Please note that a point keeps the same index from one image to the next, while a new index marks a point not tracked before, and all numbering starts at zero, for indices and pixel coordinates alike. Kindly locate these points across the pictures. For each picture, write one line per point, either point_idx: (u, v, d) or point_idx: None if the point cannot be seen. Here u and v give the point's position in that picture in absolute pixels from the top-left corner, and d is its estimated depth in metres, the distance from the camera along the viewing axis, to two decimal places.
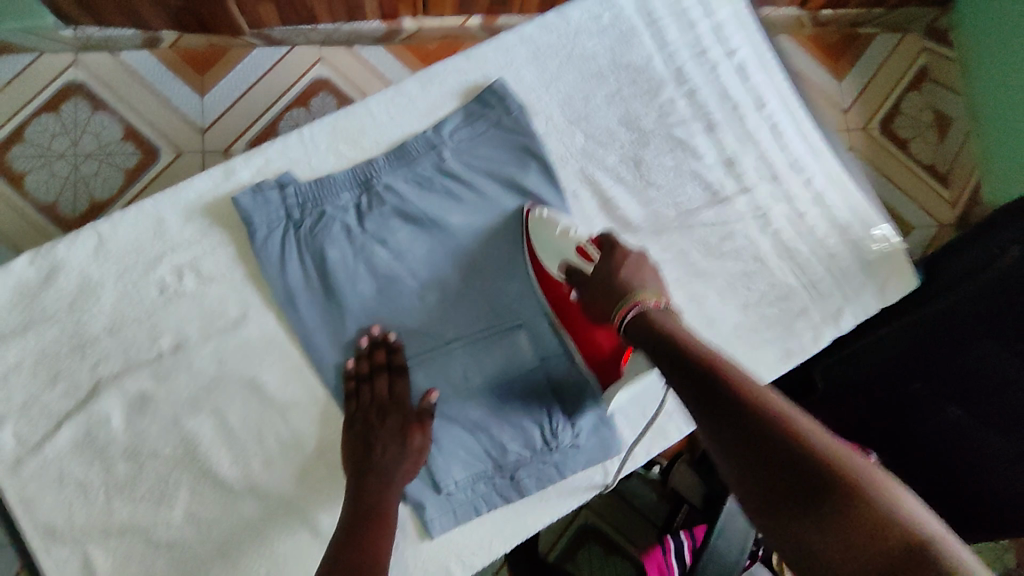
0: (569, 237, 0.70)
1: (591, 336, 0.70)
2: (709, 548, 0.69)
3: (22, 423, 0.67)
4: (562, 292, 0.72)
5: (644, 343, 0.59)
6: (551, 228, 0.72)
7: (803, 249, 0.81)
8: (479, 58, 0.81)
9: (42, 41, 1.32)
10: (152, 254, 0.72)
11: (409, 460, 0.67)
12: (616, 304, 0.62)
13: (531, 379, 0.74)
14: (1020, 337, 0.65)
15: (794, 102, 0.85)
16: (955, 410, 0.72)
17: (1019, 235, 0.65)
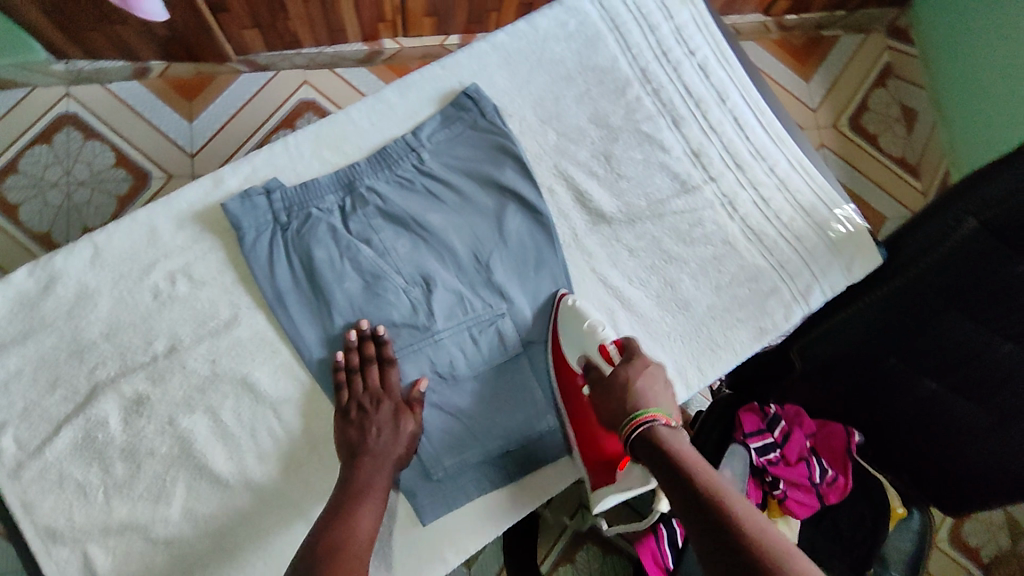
0: (598, 334, 0.72)
1: (596, 437, 0.72)
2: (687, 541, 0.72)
3: (22, 429, 0.70)
4: (575, 386, 0.73)
5: (650, 461, 0.62)
6: (580, 322, 0.73)
7: (771, 232, 0.84)
8: (453, 66, 0.85)
9: (33, 75, 1.39)
10: (145, 261, 0.75)
11: (400, 443, 0.70)
12: (628, 417, 0.65)
13: (515, 366, 0.77)
14: (982, 308, 0.71)
15: (754, 94, 0.90)
16: (931, 383, 0.83)
17: (974, 207, 0.66)
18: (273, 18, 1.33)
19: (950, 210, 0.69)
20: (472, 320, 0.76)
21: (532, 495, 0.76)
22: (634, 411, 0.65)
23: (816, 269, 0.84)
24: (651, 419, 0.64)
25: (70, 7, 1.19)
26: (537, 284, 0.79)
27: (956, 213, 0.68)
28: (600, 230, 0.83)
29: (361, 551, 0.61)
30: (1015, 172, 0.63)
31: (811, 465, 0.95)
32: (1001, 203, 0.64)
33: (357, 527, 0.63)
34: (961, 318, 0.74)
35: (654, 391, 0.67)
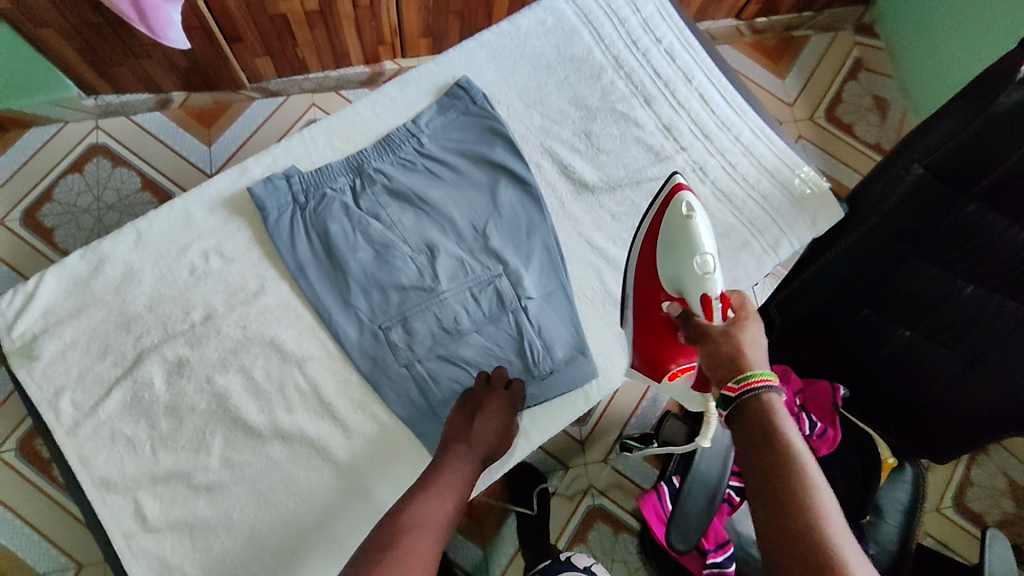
0: (706, 278, 0.69)
1: (653, 347, 0.79)
2: (694, 469, 0.84)
3: (77, 392, 0.79)
4: (659, 286, 0.78)
5: (746, 418, 0.59)
6: (693, 251, 0.72)
7: (739, 192, 0.93)
8: (446, 63, 0.96)
9: (66, 111, 1.52)
10: (183, 242, 0.85)
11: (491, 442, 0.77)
12: (741, 376, 0.60)
13: (511, 319, 0.84)
14: (939, 249, 0.78)
15: (717, 74, 0.99)
16: (905, 331, 0.88)
17: (921, 154, 0.73)
18: (283, 46, 1.48)
19: (897, 164, 0.76)
20: (471, 280, 0.85)
21: (534, 436, 0.84)
22: (745, 371, 0.60)
23: (782, 224, 0.93)
24: (763, 385, 0.59)
25: (100, 44, 1.32)
26: (528, 246, 0.88)
27: (903, 165, 0.75)
28: (584, 199, 0.92)
29: (433, 528, 0.65)
30: (950, 120, 0.71)
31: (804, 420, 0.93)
32: (941, 148, 0.72)
33: (435, 506, 0.67)
34: (920, 262, 0.80)
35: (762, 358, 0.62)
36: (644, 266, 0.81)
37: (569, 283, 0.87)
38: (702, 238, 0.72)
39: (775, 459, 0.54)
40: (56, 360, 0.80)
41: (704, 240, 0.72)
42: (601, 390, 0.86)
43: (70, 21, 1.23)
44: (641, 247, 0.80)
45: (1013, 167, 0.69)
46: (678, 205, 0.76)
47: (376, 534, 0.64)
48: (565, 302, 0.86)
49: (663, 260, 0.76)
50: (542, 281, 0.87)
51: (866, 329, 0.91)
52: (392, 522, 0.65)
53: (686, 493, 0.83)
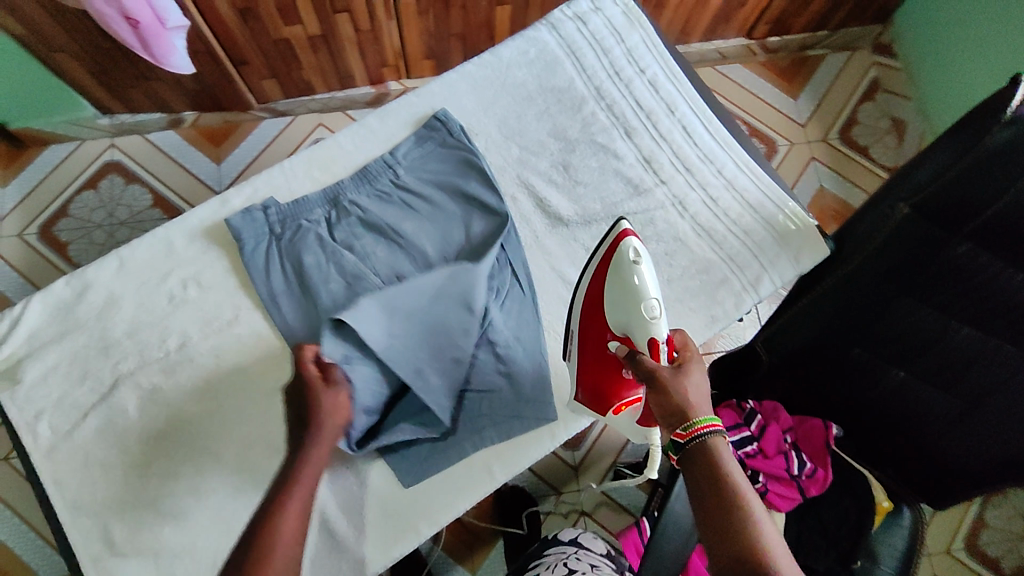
0: (651, 322, 0.71)
1: (597, 384, 0.78)
2: (667, 511, 0.76)
3: (56, 417, 0.81)
4: (605, 326, 0.77)
5: (696, 466, 0.61)
6: (638, 296, 0.73)
7: (720, 227, 0.91)
8: (427, 94, 0.97)
9: (82, 129, 1.58)
10: (163, 270, 0.87)
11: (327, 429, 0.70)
12: (685, 426, 0.62)
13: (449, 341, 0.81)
14: (930, 290, 0.72)
15: (701, 106, 0.98)
16: (899, 372, 0.83)
17: (907, 195, 0.67)
18: (288, 69, 1.51)
19: (883, 201, 0.70)
20: (397, 297, 0.79)
21: (497, 473, 0.82)
22: (692, 417, 0.62)
23: (764, 260, 0.90)
24: (709, 430, 0.61)
25: (113, 68, 1.38)
26: (501, 274, 0.87)
27: (889, 202, 0.69)
28: (559, 232, 0.92)
29: (283, 554, 0.62)
30: (939, 156, 0.65)
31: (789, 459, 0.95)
32: (929, 186, 0.66)
33: (283, 525, 0.63)
34: (911, 303, 0.74)
35: (704, 404, 0.64)
36: (591, 302, 0.80)
37: (539, 319, 0.87)
38: (648, 285, 0.73)
39: (726, 504, 0.58)
40: (37, 384, 0.82)
41: (650, 287, 0.74)
42: (567, 428, 0.85)
43: (80, 46, 1.28)
44: (589, 284, 0.80)
45: (1006, 207, 0.63)
46: (625, 251, 0.76)
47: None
48: (534, 337, 0.86)
49: (608, 299, 0.77)
50: (513, 313, 0.86)
51: (857, 370, 0.86)
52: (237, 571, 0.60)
53: (662, 532, 0.76)
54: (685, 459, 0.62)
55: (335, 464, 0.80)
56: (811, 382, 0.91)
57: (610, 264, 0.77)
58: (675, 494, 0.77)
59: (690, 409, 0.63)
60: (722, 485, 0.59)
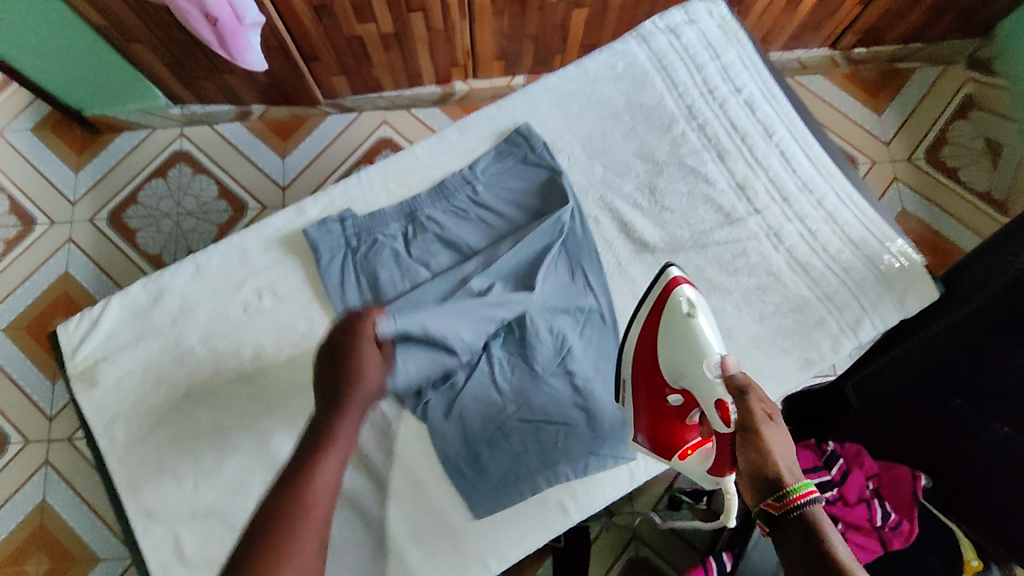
0: (716, 382, 0.67)
1: (655, 434, 0.74)
2: None
3: (130, 421, 0.80)
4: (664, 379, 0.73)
5: (797, 542, 0.53)
6: (700, 352, 0.70)
7: (819, 263, 0.85)
8: (509, 107, 0.92)
9: (154, 118, 1.59)
10: (238, 278, 0.85)
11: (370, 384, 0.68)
12: (779, 493, 0.55)
13: (431, 309, 0.79)
14: None
15: (802, 129, 0.91)
16: (1001, 427, 0.74)
17: None
18: (358, 66, 1.49)
19: (1001, 246, 0.66)
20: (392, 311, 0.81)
21: (571, 511, 0.79)
22: (787, 485, 0.56)
23: (865, 302, 0.84)
24: (810, 502, 0.54)
25: (187, 59, 1.38)
26: (580, 299, 0.84)
27: (1008, 248, 0.65)
28: (644, 259, 0.87)
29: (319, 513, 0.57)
30: None
31: (874, 508, 0.81)
32: None
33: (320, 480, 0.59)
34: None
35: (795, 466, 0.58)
36: (644, 352, 0.76)
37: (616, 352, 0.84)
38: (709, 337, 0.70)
39: None
40: (112, 387, 0.82)
41: (711, 342, 0.71)
42: (646, 470, 0.80)
43: (159, 38, 1.29)
44: (642, 330, 0.77)
45: None
46: (681, 301, 0.74)
47: (238, 551, 0.54)
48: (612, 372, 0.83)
49: (666, 351, 0.73)
50: (593, 343, 0.84)
51: (955, 424, 0.78)
52: (258, 531, 0.54)
53: None
54: (781, 536, 0.55)
55: (405, 489, 0.79)
56: (906, 435, 0.84)
57: (665, 316, 0.74)
58: None
59: (784, 476, 0.57)
60: (830, 562, 0.50)
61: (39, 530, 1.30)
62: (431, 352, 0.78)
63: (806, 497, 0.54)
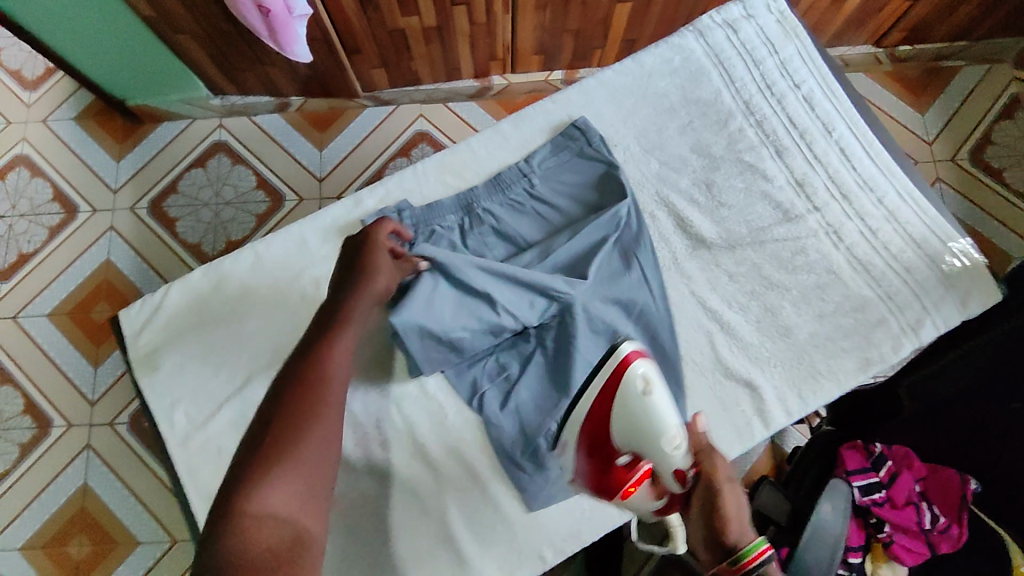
0: (676, 452, 0.63)
1: (596, 488, 0.68)
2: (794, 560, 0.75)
3: (191, 407, 0.81)
4: (611, 445, 0.65)
5: None
6: (658, 427, 0.63)
7: (879, 262, 0.84)
8: (564, 101, 0.92)
9: (195, 108, 1.57)
10: (297, 268, 0.86)
11: (382, 276, 0.72)
12: (736, 557, 0.58)
13: (477, 272, 0.81)
14: None
15: (861, 126, 0.90)
16: None
17: None
18: (398, 58, 1.47)
19: None
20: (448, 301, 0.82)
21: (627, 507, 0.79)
22: (742, 548, 0.58)
23: (927, 302, 0.82)
24: (766, 557, 0.57)
25: (231, 50, 1.36)
26: (636, 291, 0.83)
27: None
28: (700, 255, 0.86)
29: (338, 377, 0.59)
30: None
31: (920, 510, 0.83)
32: None
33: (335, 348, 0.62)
34: None
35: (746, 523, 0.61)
36: (591, 423, 0.66)
37: (675, 347, 0.82)
38: (664, 408, 0.64)
39: None
40: (173, 372, 0.83)
41: (668, 415, 0.64)
42: None
43: (205, 30, 1.27)
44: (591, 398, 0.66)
45: None
46: (634, 375, 0.64)
47: (263, 407, 0.57)
48: (670, 369, 0.81)
49: (617, 423, 0.64)
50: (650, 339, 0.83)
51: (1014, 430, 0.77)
52: (278, 392, 0.57)
53: None
54: None
55: (462, 478, 0.79)
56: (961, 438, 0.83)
57: (616, 389, 0.64)
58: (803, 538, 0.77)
59: (739, 539, 0.59)
60: None
61: (79, 512, 1.32)
62: (463, 298, 0.81)
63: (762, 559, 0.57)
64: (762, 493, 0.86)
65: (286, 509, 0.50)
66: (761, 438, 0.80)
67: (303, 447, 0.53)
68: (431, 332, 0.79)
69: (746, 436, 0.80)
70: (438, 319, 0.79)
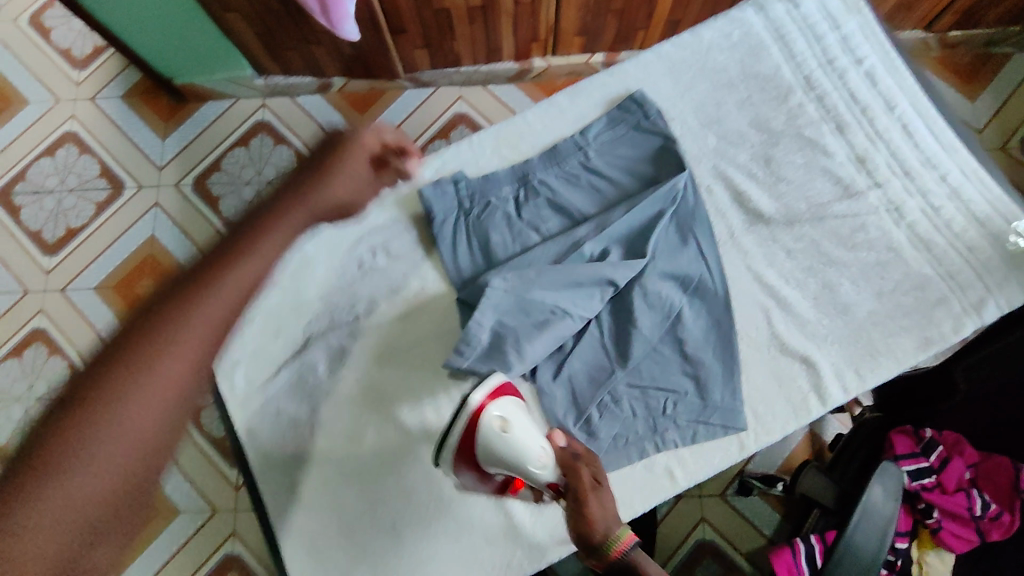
0: (543, 471, 0.65)
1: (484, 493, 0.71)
2: (843, 542, 0.70)
3: (250, 368, 0.83)
4: (483, 473, 0.67)
5: None
6: (523, 455, 0.65)
7: (941, 241, 0.83)
8: (621, 74, 0.92)
9: (239, 88, 1.47)
10: (354, 236, 0.88)
11: (341, 190, 0.69)
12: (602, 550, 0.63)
13: (546, 280, 0.79)
14: None
15: (924, 103, 0.89)
16: None
17: None
18: (441, 38, 1.34)
19: None
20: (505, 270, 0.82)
21: (679, 478, 0.79)
22: (608, 539, 0.63)
23: (990, 282, 0.80)
24: (631, 545, 0.63)
25: (278, 28, 1.25)
26: (693, 266, 0.83)
27: None
28: (758, 230, 0.86)
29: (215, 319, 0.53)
30: None
31: (972, 496, 0.79)
32: None
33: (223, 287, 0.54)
34: None
35: (610, 507, 0.66)
36: (465, 465, 0.66)
37: (731, 321, 0.82)
38: (523, 438, 0.65)
39: None
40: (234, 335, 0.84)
41: (531, 440, 0.66)
42: (756, 441, 0.79)
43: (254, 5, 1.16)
44: (458, 445, 0.65)
45: None
46: (490, 419, 0.65)
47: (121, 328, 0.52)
48: (724, 343, 0.81)
49: (486, 463, 0.65)
50: (705, 313, 0.82)
51: None
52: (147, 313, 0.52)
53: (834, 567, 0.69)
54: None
55: None
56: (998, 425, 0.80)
57: (475, 440, 0.65)
58: (856, 519, 0.71)
59: (605, 529, 0.64)
60: None
61: None
62: (536, 321, 0.79)
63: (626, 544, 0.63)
64: (807, 475, 0.83)
65: (120, 461, 0.46)
66: (817, 413, 0.79)
67: (134, 388, 0.48)
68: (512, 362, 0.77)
69: (802, 412, 0.79)
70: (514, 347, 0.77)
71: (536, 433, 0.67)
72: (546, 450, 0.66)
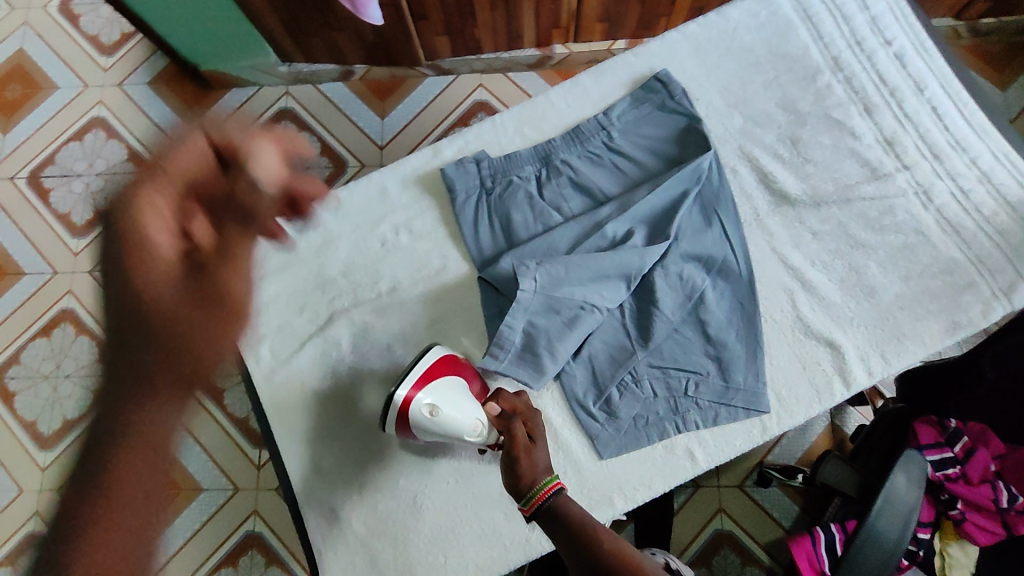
0: (480, 437, 0.72)
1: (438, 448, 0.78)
2: (867, 526, 0.69)
3: (276, 342, 0.84)
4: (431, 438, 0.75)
5: (555, 531, 0.67)
6: (458, 428, 0.71)
7: (971, 225, 0.81)
8: (646, 54, 0.92)
9: (263, 76, 1.45)
10: (377, 214, 0.89)
11: (187, 283, 0.50)
12: (528, 495, 0.68)
13: (571, 271, 0.78)
14: None
15: (955, 84, 0.87)
16: None
17: None
18: (462, 24, 1.32)
19: None
20: (528, 250, 0.82)
21: (698, 459, 0.78)
22: (535, 485, 0.68)
23: (1020, 266, 0.79)
24: (555, 490, 0.68)
25: (302, 16, 1.24)
26: (716, 247, 0.82)
27: None
28: (783, 212, 0.85)
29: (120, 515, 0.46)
30: None
31: (998, 488, 0.77)
32: None
33: (127, 470, 0.47)
34: None
35: (541, 461, 0.70)
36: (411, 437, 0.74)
37: (754, 303, 0.81)
38: (454, 415, 0.70)
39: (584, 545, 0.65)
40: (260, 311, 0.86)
41: (465, 414, 0.71)
42: (780, 424, 0.78)
43: None
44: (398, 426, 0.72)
45: None
46: (420, 405, 0.70)
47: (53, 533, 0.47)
48: (747, 325, 0.80)
49: (428, 436, 0.73)
50: (728, 295, 0.82)
51: None
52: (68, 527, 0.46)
53: (859, 550, 0.68)
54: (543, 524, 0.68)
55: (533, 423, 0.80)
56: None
57: (411, 422, 0.71)
58: (881, 502, 0.70)
59: (535, 479, 0.68)
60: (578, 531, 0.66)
61: None
62: (564, 315, 0.78)
63: (552, 487, 0.68)
64: (828, 464, 0.82)
65: None
66: (841, 396, 0.78)
67: None
68: (537, 356, 0.78)
69: (827, 396, 0.78)
70: (540, 336, 0.78)
71: (469, 404, 0.72)
72: (482, 419, 0.72)
